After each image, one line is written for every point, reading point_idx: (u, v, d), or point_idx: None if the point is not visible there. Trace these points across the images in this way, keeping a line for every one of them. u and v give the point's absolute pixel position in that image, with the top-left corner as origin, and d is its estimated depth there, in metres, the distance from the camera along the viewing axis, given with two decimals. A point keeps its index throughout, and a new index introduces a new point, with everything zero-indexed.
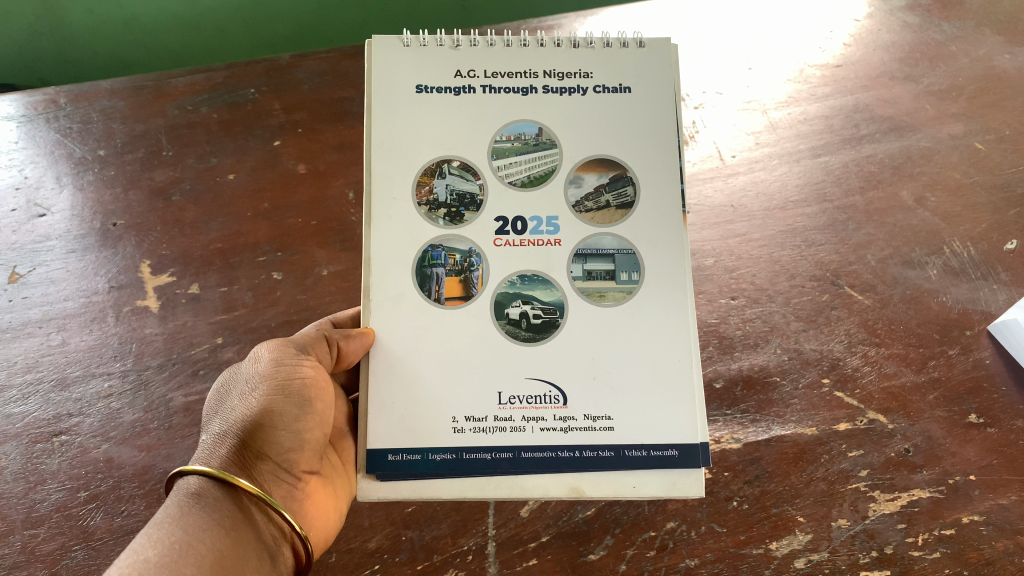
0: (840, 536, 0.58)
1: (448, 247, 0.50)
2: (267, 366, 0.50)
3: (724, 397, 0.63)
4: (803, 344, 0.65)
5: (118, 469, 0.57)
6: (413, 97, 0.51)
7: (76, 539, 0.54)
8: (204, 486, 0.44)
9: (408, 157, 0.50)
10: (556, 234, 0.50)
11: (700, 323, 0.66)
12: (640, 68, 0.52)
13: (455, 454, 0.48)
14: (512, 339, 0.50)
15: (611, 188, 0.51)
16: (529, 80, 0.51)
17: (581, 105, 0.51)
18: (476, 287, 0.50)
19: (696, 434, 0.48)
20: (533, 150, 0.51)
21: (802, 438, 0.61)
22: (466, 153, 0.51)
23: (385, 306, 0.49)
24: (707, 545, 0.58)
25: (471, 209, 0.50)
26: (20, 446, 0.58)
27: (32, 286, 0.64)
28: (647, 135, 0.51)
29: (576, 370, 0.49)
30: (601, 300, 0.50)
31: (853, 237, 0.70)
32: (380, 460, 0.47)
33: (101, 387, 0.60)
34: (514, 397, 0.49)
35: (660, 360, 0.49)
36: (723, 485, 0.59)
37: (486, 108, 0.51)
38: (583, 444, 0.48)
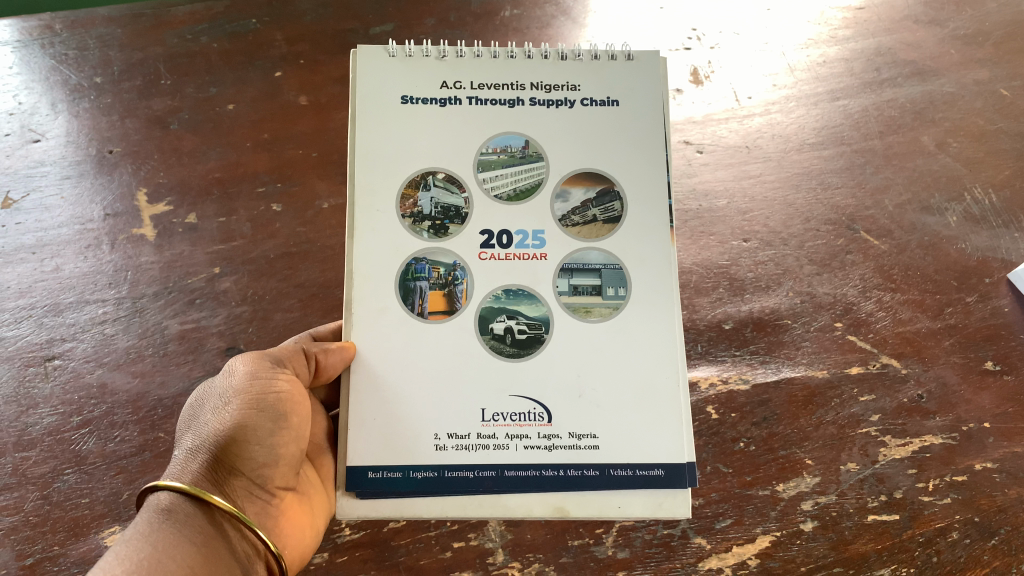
0: (849, 479, 0.56)
1: (432, 260, 0.45)
2: (241, 379, 0.46)
3: (733, 339, 0.61)
4: (816, 288, 0.63)
5: (112, 395, 0.56)
6: (399, 109, 0.46)
7: (68, 462, 0.53)
8: (176, 501, 0.42)
9: (392, 167, 0.46)
10: (543, 248, 0.46)
11: (712, 265, 0.64)
12: (630, 81, 0.47)
13: (436, 472, 0.43)
14: (497, 356, 0.45)
15: (598, 203, 0.46)
16: (516, 92, 0.47)
17: (568, 118, 0.47)
18: (460, 302, 0.45)
19: (684, 454, 0.44)
20: (519, 162, 0.46)
21: (813, 381, 0.60)
22: (453, 164, 0.46)
23: (364, 321, 0.44)
24: (712, 484, 0.56)
25: (456, 221, 0.46)
26: (12, 370, 0.57)
27: (25, 211, 0.62)
28: (636, 149, 0.46)
29: (561, 386, 0.45)
30: (587, 316, 0.45)
31: (871, 181, 0.67)
32: (360, 478, 0.43)
33: (95, 313, 0.59)
34: (497, 414, 0.44)
35: (650, 384, 0.45)
36: (730, 426, 0.58)
37: (474, 120, 0.46)
38: (567, 463, 0.44)
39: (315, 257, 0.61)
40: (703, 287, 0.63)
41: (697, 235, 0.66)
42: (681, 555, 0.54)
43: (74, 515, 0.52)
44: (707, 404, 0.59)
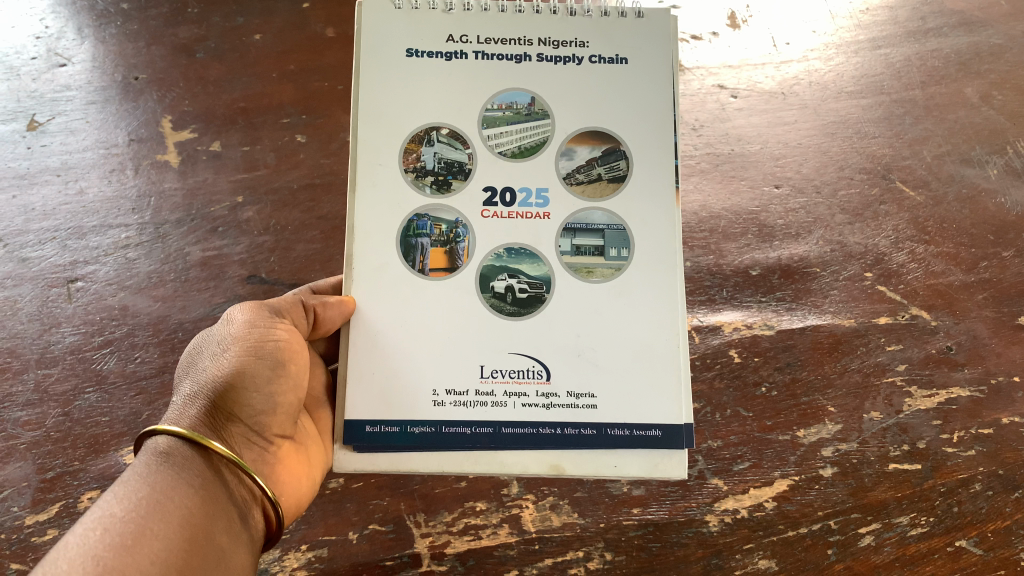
0: (871, 427, 0.55)
1: (433, 216, 0.43)
2: (238, 329, 0.43)
3: (760, 285, 0.60)
4: (847, 237, 0.62)
5: (133, 318, 0.56)
6: (404, 64, 0.43)
7: (89, 381, 0.54)
8: (174, 445, 0.39)
9: (396, 122, 0.43)
10: (546, 208, 0.43)
11: (741, 210, 0.63)
12: (639, 39, 0.44)
13: (433, 427, 0.42)
14: (497, 314, 0.43)
15: (603, 162, 0.44)
16: (524, 48, 0.44)
17: (576, 75, 0.44)
18: (462, 259, 0.43)
19: (681, 414, 0.42)
20: (524, 120, 0.44)
21: (839, 329, 0.58)
22: (457, 120, 0.43)
23: (364, 279, 0.42)
24: (731, 428, 0.55)
25: (459, 178, 0.43)
26: (36, 290, 0.57)
27: (50, 135, 0.62)
28: (643, 111, 0.44)
29: (561, 344, 0.43)
30: (589, 277, 0.43)
31: (909, 131, 0.65)
32: (357, 431, 0.41)
33: (117, 237, 0.59)
34: (496, 371, 0.42)
35: (651, 348, 0.43)
36: (752, 370, 0.57)
37: (479, 75, 0.44)
38: (564, 421, 0.42)
39: (338, 189, 0.60)
40: (732, 233, 0.62)
41: (727, 179, 0.64)
42: (696, 495, 0.53)
43: (93, 433, 0.52)
44: (730, 348, 0.58)
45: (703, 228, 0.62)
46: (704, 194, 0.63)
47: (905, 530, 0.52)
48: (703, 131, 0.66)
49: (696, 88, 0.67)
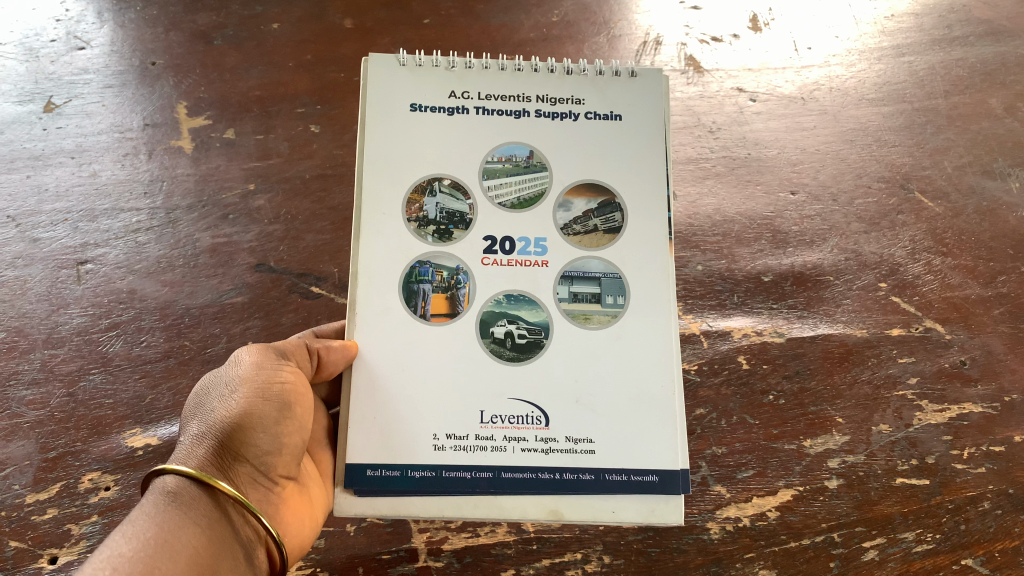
0: (880, 440, 0.54)
1: (434, 263, 0.43)
2: (244, 368, 0.42)
3: (772, 292, 0.59)
4: (862, 247, 0.61)
5: (141, 301, 0.55)
6: (408, 117, 0.44)
7: (94, 363, 0.53)
8: (182, 485, 0.38)
9: (399, 174, 0.43)
10: (544, 256, 0.43)
11: (756, 215, 0.62)
12: (631, 97, 0.45)
13: (433, 471, 0.41)
14: (496, 359, 0.42)
15: (599, 213, 0.44)
16: (522, 104, 0.45)
17: (572, 131, 0.45)
18: (462, 305, 0.43)
19: (677, 459, 0.42)
20: (523, 172, 0.44)
21: (850, 339, 0.57)
22: (460, 171, 0.44)
23: (365, 324, 0.42)
24: (737, 435, 0.54)
25: (460, 227, 0.43)
26: (45, 270, 0.56)
27: (66, 117, 0.62)
28: (636, 162, 0.44)
29: (559, 391, 0.42)
30: (586, 323, 0.43)
31: (931, 141, 0.64)
32: (358, 475, 0.40)
33: (129, 220, 0.58)
34: (495, 416, 0.42)
35: (648, 395, 0.42)
36: (760, 378, 0.56)
37: (480, 130, 0.44)
38: (563, 466, 0.41)
39: (350, 180, 0.60)
40: (745, 238, 0.61)
41: (743, 183, 0.63)
42: (699, 502, 0.52)
43: (97, 414, 0.51)
44: (738, 354, 0.57)
45: (717, 231, 0.61)
46: (719, 197, 0.63)
47: (911, 546, 0.51)
48: (720, 134, 0.65)
49: (715, 90, 0.67)
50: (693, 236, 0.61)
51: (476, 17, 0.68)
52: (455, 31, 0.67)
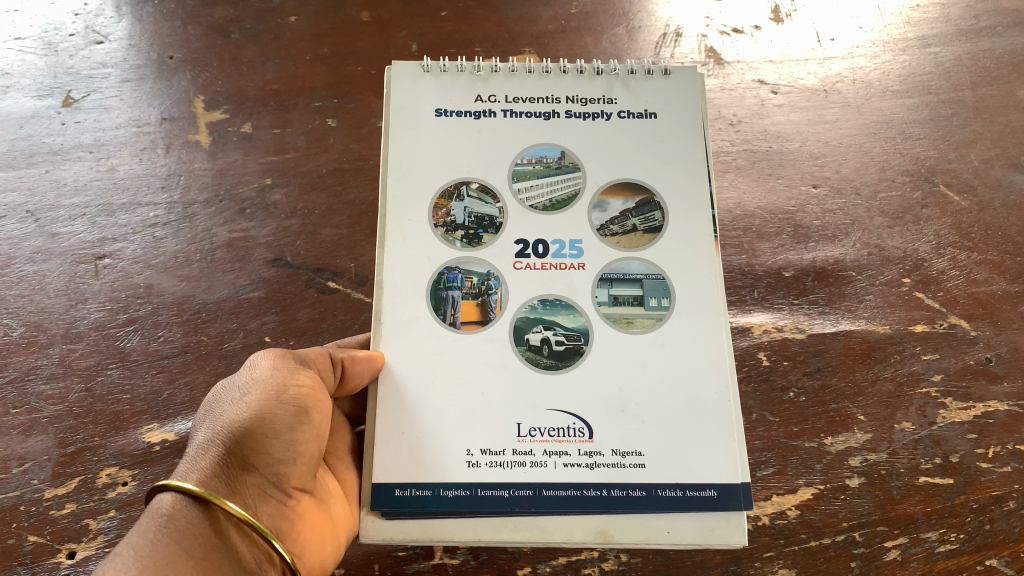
0: (902, 438, 0.53)
1: (464, 269, 0.44)
2: (263, 371, 0.43)
3: (793, 287, 0.58)
4: (885, 241, 0.60)
5: (158, 297, 0.55)
6: (434, 122, 0.47)
7: (111, 358, 0.52)
8: (178, 506, 0.38)
9: (426, 179, 0.46)
10: (580, 258, 0.45)
11: (777, 210, 0.61)
12: (665, 96, 0.48)
13: (468, 490, 0.41)
14: (532, 367, 0.43)
15: (637, 212, 0.46)
16: (551, 105, 0.48)
17: (604, 129, 0.47)
18: (494, 311, 0.44)
19: (737, 473, 0.41)
20: (555, 172, 0.46)
21: (873, 335, 0.56)
22: (487, 175, 0.46)
23: (394, 331, 0.43)
24: (756, 432, 0.53)
25: (490, 231, 0.45)
26: (63, 265, 0.56)
27: (84, 111, 0.62)
28: (668, 160, 0.47)
29: (600, 399, 0.42)
30: (629, 327, 0.44)
31: (956, 133, 0.63)
32: (386, 496, 0.40)
33: (146, 215, 0.58)
34: (534, 429, 0.42)
35: (693, 398, 0.42)
36: (780, 374, 0.55)
37: (508, 133, 0.47)
38: (610, 483, 0.41)
39: (366, 174, 0.60)
40: (766, 232, 0.60)
41: (764, 177, 0.62)
42: None
43: (114, 410, 0.51)
44: (759, 350, 0.55)
45: (737, 226, 0.61)
46: (740, 192, 0.62)
47: (934, 546, 0.49)
48: (741, 126, 0.64)
49: (736, 82, 0.66)
50: None
51: (494, 9, 0.67)
52: (472, 23, 0.66)
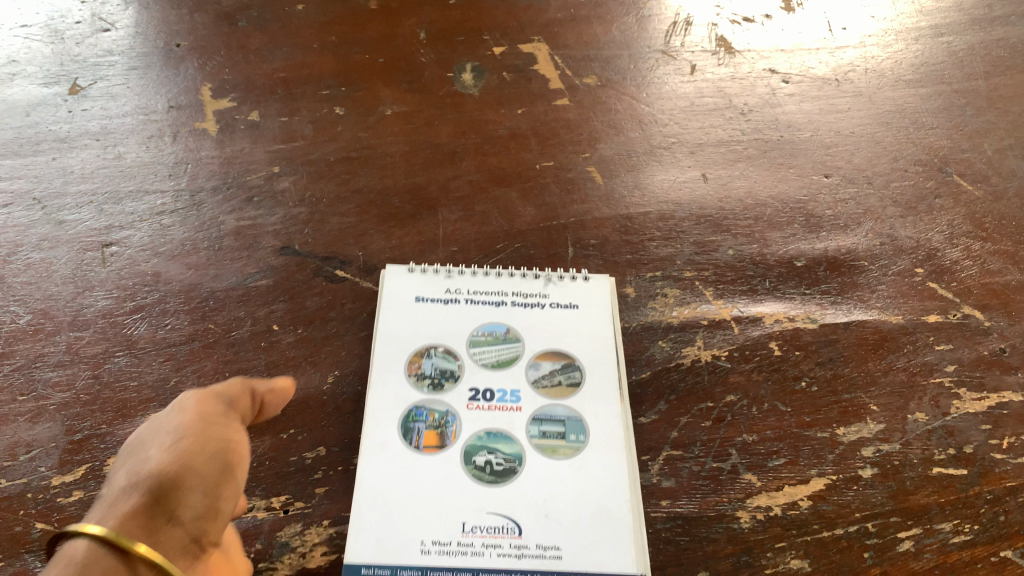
0: (915, 429, 0.51)
1: (428, 406, 0.48)
2: (189, 414, 0.36)
3: (805, 277, 0.57)
4: (898, 232, 0.60)
5: (165, 285, 0.53)
6: (414, 304, 0.52)
7: (118, 345, 0.50)
8: (91, 551, 0.28)
9: (401, 340, 0.51)
10: (518, 403, 0.49)
11: (789, 199, 0.61)
12: (588, 295, 0.54)
13: (421, 572, 0.42)
14: (476, 481, 0.45)
15: (565, 373, 0.50)
16: (501, 295, 0.54)
17: (543, 315, 0.53)
18: (449, 439, 0.47)
19: (635, 564, 0.43)
20: (503, 344, 0.51)
21: (886, 325, 0.55)
22: (450, 340, 0.51)
23: (367, 453, 0.46)
24: (768, 422, 0.51)
25: (450, 380, 0.49)
26: (70, 252, 0.54)
27: (91, 100, 0.61)
28: (596, 339, 0.52)
29: (529, 504, 0.45)
30: (554, 454, 0.47)
31: (970, 123, 0.65)
32: (355, 572, 0.42)
33: (153, 203, 0.57)
34: (475, 526, 0.44)
35: (608, 507, 0.45)
36: (792, 364, 0.53)
37: (468, 314, 0.52)
38: (535, 569, 0.43)
39: (374, 162, 0.60)
40: (777, 221, 0.60)
41: (776, 166, 0.63)
42: (728, 489, 0.48)
43: (122, 397, 0.48)
44: (770, 340, 0.54)
45: (748, 215, 0.61)
46: (752, 182, 0.62)
47: (948, 537, 0.47)
48: (752, 116, 0.66)
49: (747, 71, 0.68)
50: (724, 220, 0.60)
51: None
52: (480, 12, 0.69)
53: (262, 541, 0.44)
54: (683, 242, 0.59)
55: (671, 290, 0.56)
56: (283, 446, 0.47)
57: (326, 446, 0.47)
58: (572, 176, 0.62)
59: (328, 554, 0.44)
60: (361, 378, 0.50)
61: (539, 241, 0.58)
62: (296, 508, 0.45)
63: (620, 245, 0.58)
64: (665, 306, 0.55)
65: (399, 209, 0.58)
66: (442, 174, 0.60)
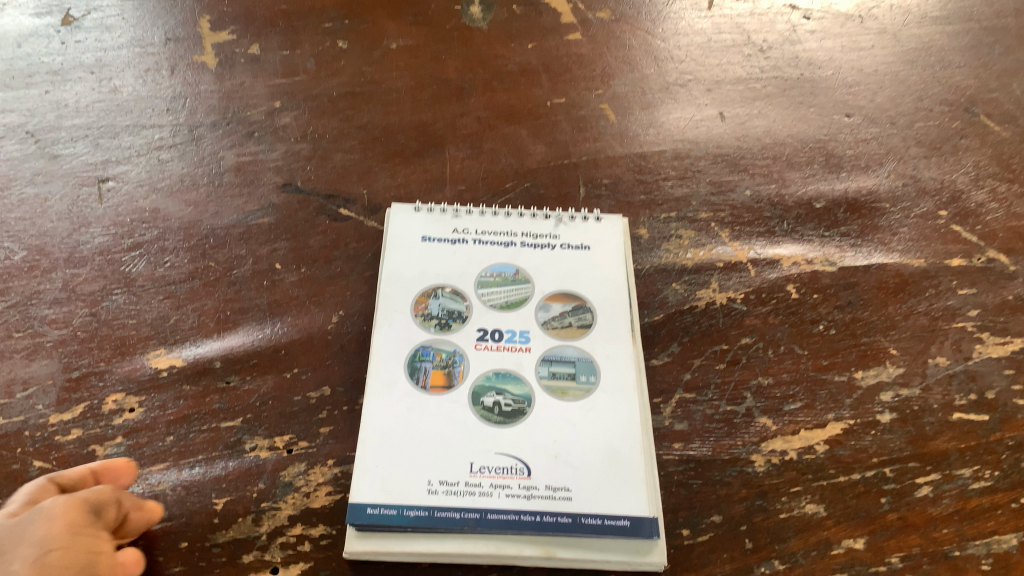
0: (936, 374, 0.49)
1: (435, 346, 0.47)
2: (58, 526, 0.32)
3: (824, 219, 0.55)
4: (921, 173, 0.58)
5: (164, 222, 0.52)
6: (421, 244, 0.51)
7: (117, 283, 0.49)
8: None
9: (408, 280, 0.49)
10: (528, 343, 0.48)
11: (809, 139, 0.60)
12: (599, 236, 0.52)
13: (427, 511, 0.41)
14: (485, 422, 0.44)
15: (575, 314, 0.49)
16: (510, 236, 0.52)
17: (554, 256, 0.51)
18: (457, 379, 0.46)
19: (647, 506, 0.42)
20: (512, 285, 0.50)
21: (907, 269, 0.53)
22: (458, 281, 0.50)
23: (373, 393, 0.45)
24: (784, 365, 0.49)
25: (457, 321, 0.48)
26: (65, 188, 0.52)
27: (85, 31, 0.59)
28: (607, 282, 0.50)
29: (538, 446, 0.44)
30: (564, 395, 0.46)
31: (997, 62, 0.63)
32: (359, 512, 0.41)
33: (150, 138, 0.55)
34: (483, 466, 0.43)
35: (619, 448, 0.44)
36: (810, 307, 0.52)
37: (475, 254, 0.51)
38: (544, 510, 0.42)
39: (378, 98, 0.58)
40: (797, 161, 0.58)
41: (796, 105, 0.61)
42: (742, 433, 0.46)
43: (120, 335, 0.47)
44: (788, 283, 0.53)
45: (766, 155, 0.59)
46: (771, 121, 0.60)
47: (967, 483, 0.45)
48: (772, 53, 0.64)
49: (767, 7, 0.67)
50: (741, 159, 0.58)
51: None
52: None
53: (265, 481, 0.43)
54: (699, 182, 0.57)
55: (686, 232, 0.54)
56: (286, 386, 0.46)
57: (331, 386, 0.46)
58: (584, 113, 0.60)
59: (333, 494, 0.43)
60: (366, 318, 0.49)
61: (549, 181, 0.56)
62: (299, 449, 0.44)
63: (634, 185, 0.56)
64: (680, 248, 0.54)
65: (404, 146, 0.56)
66: (449, 111, 0.58)
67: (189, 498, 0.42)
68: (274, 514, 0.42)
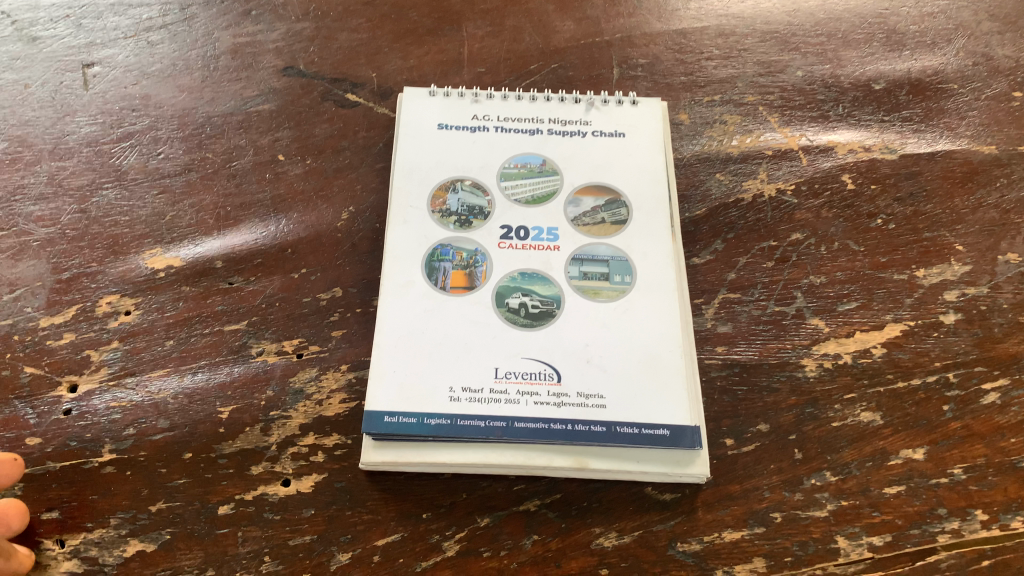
0: (1007, 272, 0.44)
1: (455, 245, 0.43)
2: None
3: (884, 102, 0.50)
4: (994, 50, 0.51)
5: (156, 109, 0.47)
6: (437, 132, 0.46)
7: (107, 177, 0.45)
8: None
9: (424, 174, 0.45)
10: (556, 241, 0.43)
11: (867, 13, 0.54)
12: (635, 121, 0.47)
13: (449, 419, 0.38)
14: (510, 325, 0.40)
15: (608, 209, 0.44)
16: (536, 124, 0.47)
17: (584, 145, 0.46)
18: (479, 280, 0.42)
19: (689, 415, 0.38)
20: (539, 177, 0.45)
21: (976, 157, 0.48)
22: (478, 174, 0.45)
23: (388, 294, 0.41)
24: (838, 263, 0.45)
25: (478, 218, 0.44)
26: (47, 73, 0.48)
27: None
28: (641, 172, 0.45)
29: (569, 351, 0.40)
30: (597, 297, 0.42)
31: None
32: (376, 421, 0.37)
33: (138, 18, 0.50)
34: (509, 372, 0.39)
35: (656, 352, 0.40)
36: (867, 200, 0.47)
37: (498, 144, 0.46)
38: (575, 418, 0.38)
39: None
40: (854, 39, 0.52)
41: None
42: (792, 336, 0.42)
43: (113, 233, 0.43)
44: (843, 172, 0.47)
45: (820, 32, 0.53)
46: None
47: None
48: None
49: None
50: (791, 37, 0.52)
51: None
52: None
53: (274, 388, 0.40)
54: (744, 62, 0.51)
55: (730, 117, 0.49)
56: (295, 287, 0.42)
57: (343, 287, 0.42)
58: None
59: (347, 401, 0.39)
60: (379, 214, 0.45)
61: (579, 62, 0.51)
62: (310, 353, 0.41)
63: (674, 65, 0.51)
64: (724, 134, 0.49)
65: (416, 24, 0.51)
66: None
67: (192, 407, 0.39)
68: (285, 423, 0.39)
